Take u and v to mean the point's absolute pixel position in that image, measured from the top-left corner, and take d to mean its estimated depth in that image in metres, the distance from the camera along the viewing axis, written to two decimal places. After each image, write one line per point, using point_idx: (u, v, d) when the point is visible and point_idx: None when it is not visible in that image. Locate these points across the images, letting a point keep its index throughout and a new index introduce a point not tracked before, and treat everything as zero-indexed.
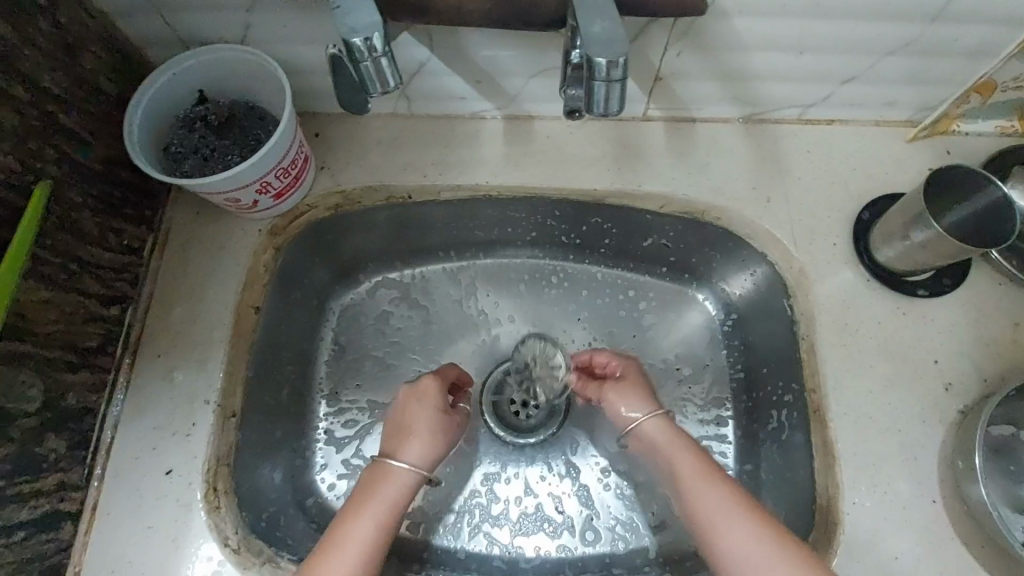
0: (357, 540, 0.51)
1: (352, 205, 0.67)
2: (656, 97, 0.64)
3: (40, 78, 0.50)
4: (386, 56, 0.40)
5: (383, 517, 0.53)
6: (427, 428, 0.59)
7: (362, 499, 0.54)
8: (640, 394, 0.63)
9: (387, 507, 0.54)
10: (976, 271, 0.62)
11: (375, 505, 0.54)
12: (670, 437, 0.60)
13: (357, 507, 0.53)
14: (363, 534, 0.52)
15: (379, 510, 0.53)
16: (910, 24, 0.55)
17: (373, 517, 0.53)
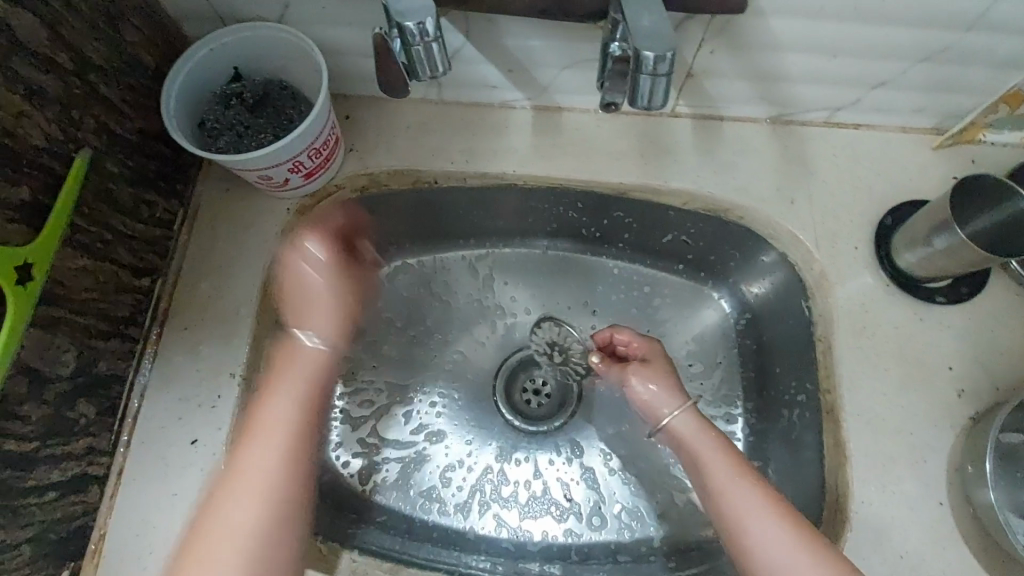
0: (258, 468, 0.53)
1: (379, 187, 0.67)
2: (685, 94, 0.64)
3: (85, 48, 0.50)
4: (437, 41, 0.41)
5: (298, 396, 0.58)
6: (331, 290, 0.65)
7: (267, 399, 0.57)
8: (666, 387, 0.61)
9: (294, 394, 0.58)
10: (995, 281, 0.62)
11: (282, 394, 0.57)
12: (698, 431, 0.58)
13: (253, 431, 0.55)
14: (260, 457, 0.54)
15: (291, 395, 0.58)
16: (946, 32, 0.55)
17: (273, 447, 0.54)
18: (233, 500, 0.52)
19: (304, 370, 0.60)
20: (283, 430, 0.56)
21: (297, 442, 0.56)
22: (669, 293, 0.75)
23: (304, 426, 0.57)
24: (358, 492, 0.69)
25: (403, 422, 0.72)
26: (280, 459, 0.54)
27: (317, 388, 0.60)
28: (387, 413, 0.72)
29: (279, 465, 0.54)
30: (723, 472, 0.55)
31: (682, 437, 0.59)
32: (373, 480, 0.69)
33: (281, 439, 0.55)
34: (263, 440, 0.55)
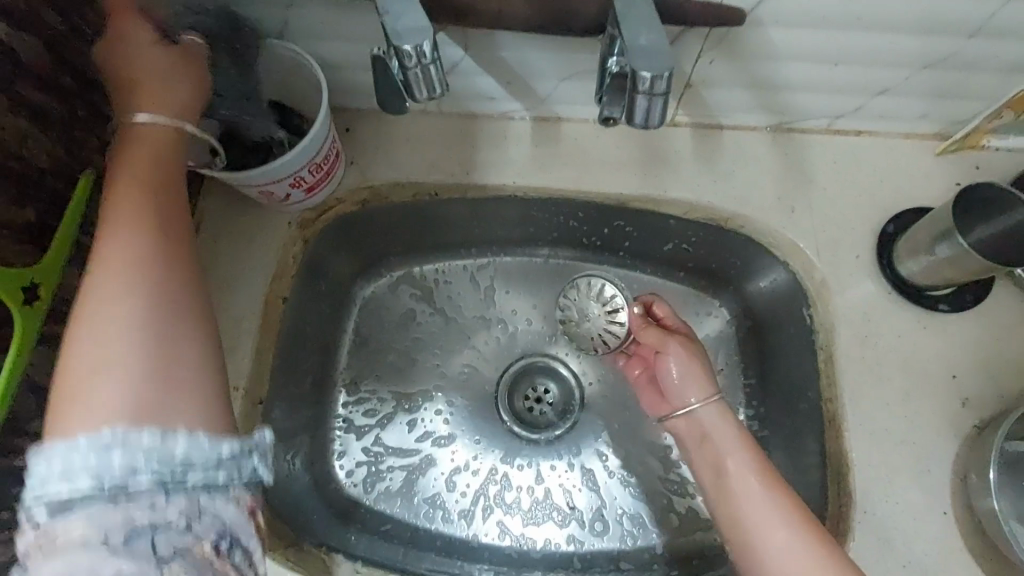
0: (118, 308, 0.39)
1: (380, 200, 0.68)
2: (685, 103, 0.64)
3: (87, 68, 0.51)
4: (435, 63, 0.42)
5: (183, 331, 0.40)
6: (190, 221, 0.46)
7: (108, 274, 0.40)
8: (696, 373, 0.61)
9: (140, 259, 0.42)
10: (1000, 288, 0.62)
11: (128, 266, 0.41)
12: (724, 427, 0.58)
13: (87, 322, 0.39)
14: (130, 274, 0.40)
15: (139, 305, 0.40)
16: (947, 39, 0.55)
17: (153, 296, 0.40)
18: (98, 342, 0.38)
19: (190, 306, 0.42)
20: (157, 260, 0.42)
21: (156, 265, 0.42)
22: (671, 301, 0.75)
23: (168, 264, 0.42)
24: (363, 500, 0.69)
25: (407, 431, 0.72)
26: (146, 293, 0.40)
27: (174, 264, 0.43)
28: (392, 421, 0.72)
29: (143, 322, 0.39)
30: (745, 472, 0.54)
31: (706, 429, 0.59)
32: (377, 489, 0.70)
33: (168, 283, 0.41)
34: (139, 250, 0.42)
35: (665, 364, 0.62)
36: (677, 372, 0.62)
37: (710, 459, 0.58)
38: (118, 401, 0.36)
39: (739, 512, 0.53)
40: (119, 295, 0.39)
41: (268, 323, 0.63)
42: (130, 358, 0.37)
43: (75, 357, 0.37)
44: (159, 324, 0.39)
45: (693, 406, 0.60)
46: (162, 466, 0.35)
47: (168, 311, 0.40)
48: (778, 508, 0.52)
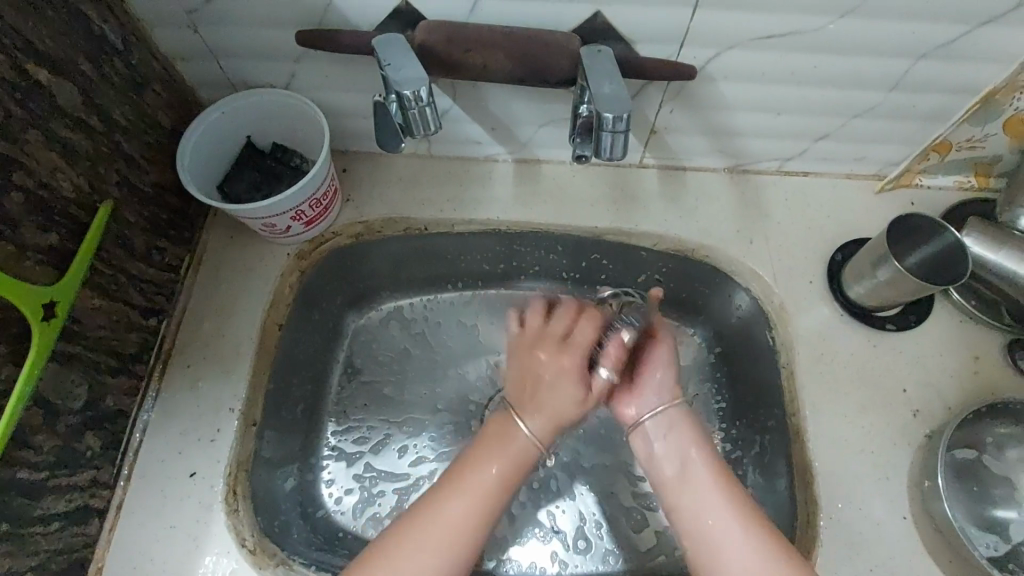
0: (458, 522, 0.54)
1: (373, 234, 0.73)
2: (651, 147, 0.72)
3: (112, 110, 0.57)
4: (430, 106, 0.48)
5: (477, 502, 0.55)
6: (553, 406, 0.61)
7: (472, 471, 0.57)
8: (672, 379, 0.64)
9: (509, 470, 0.57)
10: (939, 309, 0.68)
11: (488, 474, 0.57)
12: (685, 430, 0.61)
13: (457, 487, 0.56)
14: (474, 498, 0.55)
15: (470, 499, 0.55)
16: (871, 92, 0.63)
17: (473, 494, 0.56)
18: (433, 534, 0.53)
19: (512, 455, 0.58)
20: (489, 485, 0.56)
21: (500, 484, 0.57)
22: None
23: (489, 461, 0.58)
24: (351, 527, 0.69)
25: (397, 456, 0.73)
26: (481, 511, 0.55)
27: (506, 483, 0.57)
28: (380, 448, 0.73)
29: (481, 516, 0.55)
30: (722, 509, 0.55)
31: (669, 432, 0.61)
32: (368, 515, 0.70)
33: (482, 504, 0.55)
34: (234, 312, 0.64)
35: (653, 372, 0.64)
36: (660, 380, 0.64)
37: (674, 459, 0.60)
38: (412, 516, 0.55)
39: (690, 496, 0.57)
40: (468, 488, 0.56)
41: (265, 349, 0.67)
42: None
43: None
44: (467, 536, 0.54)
45: (663, 408, 0.62)
46: None
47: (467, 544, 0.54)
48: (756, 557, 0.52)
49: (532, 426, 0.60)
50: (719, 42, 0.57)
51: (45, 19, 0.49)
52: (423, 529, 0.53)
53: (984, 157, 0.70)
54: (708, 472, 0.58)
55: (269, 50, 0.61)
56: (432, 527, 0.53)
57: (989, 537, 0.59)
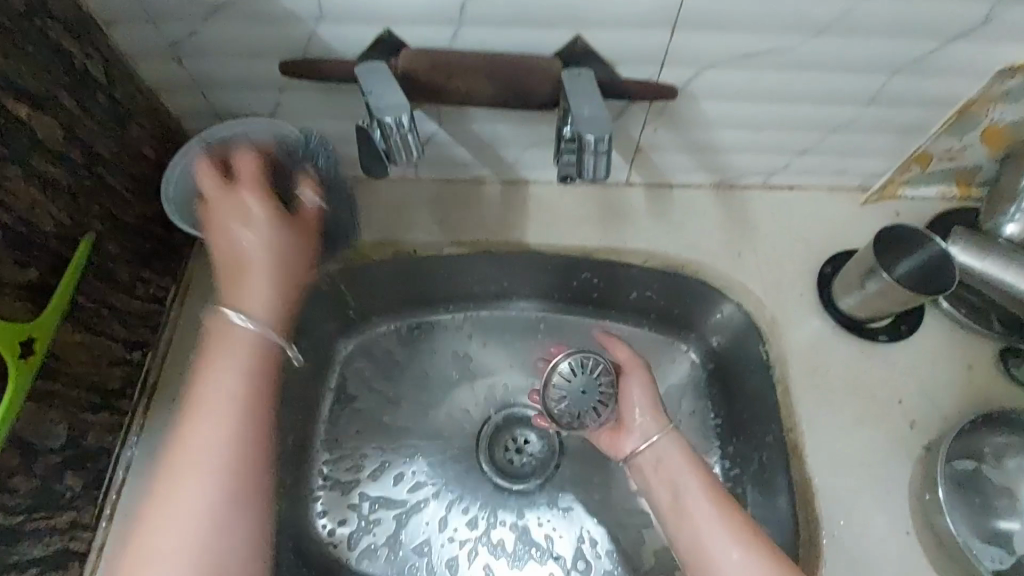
0: (196, 455, 0.53)
1: (361, 259, 0.72)
2: (636, 166, 0.72)
3: (95, 144, 0.56)
4: (412, 132, 0.48)
5: (218, 426, 0.54)
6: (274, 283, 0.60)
7: (202, 419, 0.54)
8: (653, 408, 0.66)
9: (236, 421, 0.54)
10: (930, 317, 0.68)
11: (218, 411, 0.54)
12: (680, 456, 0.63)
13: (178, 481, 0.52)
14: (205, 439, 0.53)
15: (193, 496, 0.52)
16: (850, 107, 0.64)
17: (177, 516, 0.51)
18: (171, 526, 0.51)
19: (242, 356, 0.57)
20: (216, 442, 0.53)
21: (256, 419, 0.55)
22: (643, 347, 0.78)
23: (261, 413, 0.56)
24: (346, 559, 0.69)
25: (392, 483, 0.72)
26: (201, 498, 0.52)
27: (254, 408, 0.56)
28: (374, 476, 0.72)
29: (232, 440, 0.54)
30: (715, 530, 0.57)
31: (664, 461, 0.63)
32: (362, 544, 0.69)
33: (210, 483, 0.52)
34: (224, 360, 0.57)
35: (630, 396, 0.67)
36: (638, 397, 0.67)
37: (664, 484, 0.63)
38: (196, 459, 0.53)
39: (687, 529, 0.59)
40: (230, 420, 0.54)
41: (209, 347, 0.58)
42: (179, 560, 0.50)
43: (163, 514, 0.51)
44: (218, 462, 0.53)
45: (653, 438, 0.64)
46: None
47: (239, 482, 0.54)
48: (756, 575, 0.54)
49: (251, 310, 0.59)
50: (698, 62, 0.58)
51: (24, 55, 0.49)
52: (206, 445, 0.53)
53: (965, 167, 0.71)
54: (704, 494, 0.59)
55: (252, 79, 0.61)
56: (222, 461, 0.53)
57: (993, 550, 0.58)
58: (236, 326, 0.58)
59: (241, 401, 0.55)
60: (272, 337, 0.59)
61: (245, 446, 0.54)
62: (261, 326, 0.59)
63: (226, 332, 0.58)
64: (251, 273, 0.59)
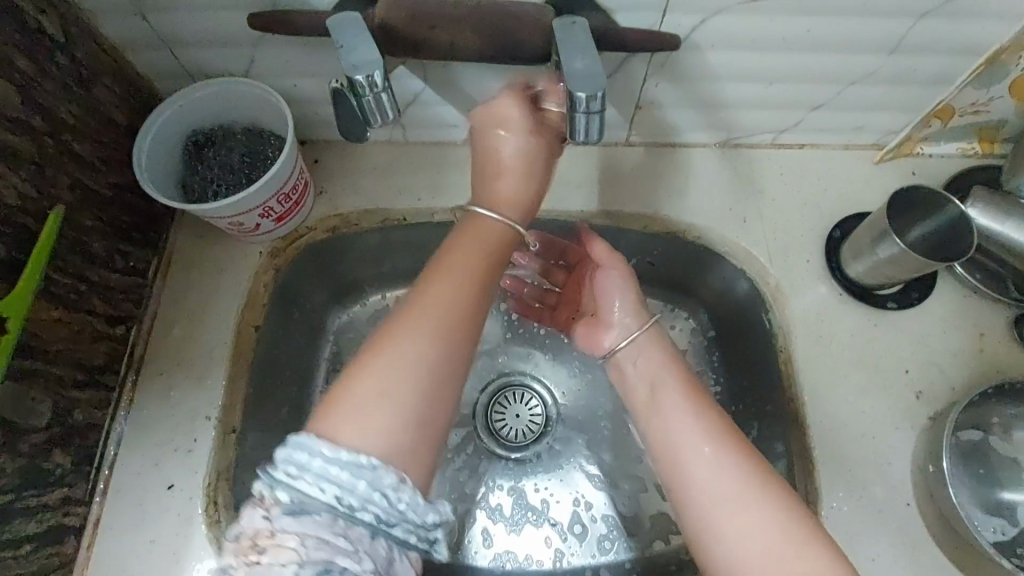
0: (431, 323, 0.48)
1: (350, 227, 0.69)
2: (637, 124, 0.68)
3: (58, 109, 0.53)
4: (386, 91, 0.44)
5: (452, 294, 0.50)
6: (523, 163, 0.60)
7: (445, 265, 0.52)
8: (633, 301, 0.60)
9: (474, 271, 0.52)
10: (943, 284, 0.65)
11: (460, 266, 0.52)
12: (660, 348, 0.58)
13: (405, 323, 0.48)
14: (444, 295, 0.50)
15: (422, 331, 0.47)
16: (869, 56, 0.59)
17: (429, 318, 0.48)
18: (400, 356, 0.46)
19: (485, 240, 0.56)
20: (450, 283, 0.51)
21: (488, 296, 0.52)
22: None
23: (489, 284, 0.53)
24: None
25: None
26: (432, 340, 0.47)
27: (486, 281, 0.53)
28: None
29: (456, 323, 0.49)
30: (691, 439, 0.51)
31: (643, 353, 0.58)
32: None
33: (450, 315, 0.49)
34: (467, 241, 0.55)
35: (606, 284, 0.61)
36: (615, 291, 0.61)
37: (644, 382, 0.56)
38: (423, 341, 0.47)
39: (660, 422, 0.53)
40: (467, 282, 0.51)
41: (463, 228, 0.56)
42: (406, 394, 0.45)
43: (384, 352, 0.47)
44: (444, 348, 0.48)
45: (634, 335, 0.58)
46: (387, 510, 0.41)
47: (458, 351, 0.48)
48: (729, 466, 0.49)
49: (496, 202, 0.59)
50: (703, 8, 0.53)
51: None
52: (440, 320, 0.48)
53: (988, 121, 0.66)
54: (680, 395, 0.54)
55: (223, 35, 0.57)
56: (458, 327, 0.49)
57: (996, 521, 0.58)
58: (481, 216, 0.57)
59: (460, 301, 0.50)
60: (515, 226, 0.58)
61: (470, 313, 0.50)
62: (506, 218, 0.58)
63: (478, 220, 0.57)
64: (505, 175, 0.60)
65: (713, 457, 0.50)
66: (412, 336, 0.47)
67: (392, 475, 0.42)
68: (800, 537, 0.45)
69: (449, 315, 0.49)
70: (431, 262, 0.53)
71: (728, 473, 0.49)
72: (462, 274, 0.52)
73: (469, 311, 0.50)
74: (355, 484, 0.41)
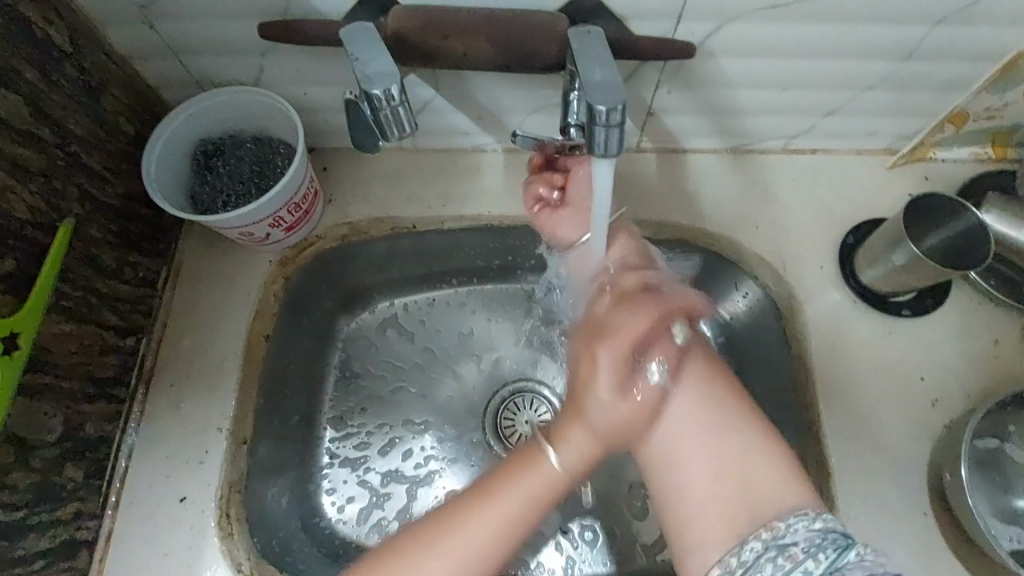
0: (474, 545, 0.48)
1: (360, 235, 0.68)
2: (648, 131, 0.67)
3: (66, 121, 0.52)
4: (402, 105, 0.44)
5: (494, 526, 0.49)
6: (613, 354, 0.53)
7: (508, 479, 0.50)
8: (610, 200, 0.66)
9: (526, 502, 0.50)
10: (957, 290, 0.65)
11: (517, 490, 0.50)
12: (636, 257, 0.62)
13: (445, 528, 0.49)
14: (495, 515, 0.49)
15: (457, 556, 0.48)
16: (884, 63, 0.58)
17: (479, 535, 0.48)
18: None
19: (540, 480, 0.50)
20: (503, 516, 0.49)
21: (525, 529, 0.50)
22: None
23: (535, 515, 0.50)
24: (354, 535, 0.67)
25: (399, 460, 0.71)
26: (469, 559, 0.48)
27: (536, 510, 0.50)
28: (381, 451, 0.71)
29: (493, 545, 0.49)
30: (632, 331, 0.54)
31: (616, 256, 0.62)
32: (372, 519, 0.69)
33: (472, 562, 0.48)
34: (527, 476, 0.51)
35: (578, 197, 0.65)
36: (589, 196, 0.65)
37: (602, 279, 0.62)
38: (462, 543, 0.48)
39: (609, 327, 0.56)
40: (516, 523, 0.50)
41: (519, 460, 0.52)
42: None
43: (431, 549, 0.48)
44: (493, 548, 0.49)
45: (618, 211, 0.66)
46: None
47: None
48: (664, 361, 0.52)
49: (568, 439, 0.51)
50: (718, 16, 0.53)
51: None
52: (480, 539, 0.48)
53: (1002, 127, 0.66)
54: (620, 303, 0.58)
55: (232, 44, 0.56)
56: (495, 550, 0.49)
57: (1012, 530, 0.57)
58: (544, 458, 0.51)
59: (502, 527, 0.49)
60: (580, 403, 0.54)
61: (501, 546, 0.49)
62: (565, 459, 0.51)
63: (538, 465, 0.51)
64: (607, 339, 0.54)
65: (650, 354, 0.52)
66: (436, 560, 0.48)
67: None
68: (740, 419, 0.50)
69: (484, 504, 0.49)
70: (491, 470, 0.52)
71: (673, 359, 0.52)
72: (510, 493, 0.50)
73: (505, 540, 0.49)
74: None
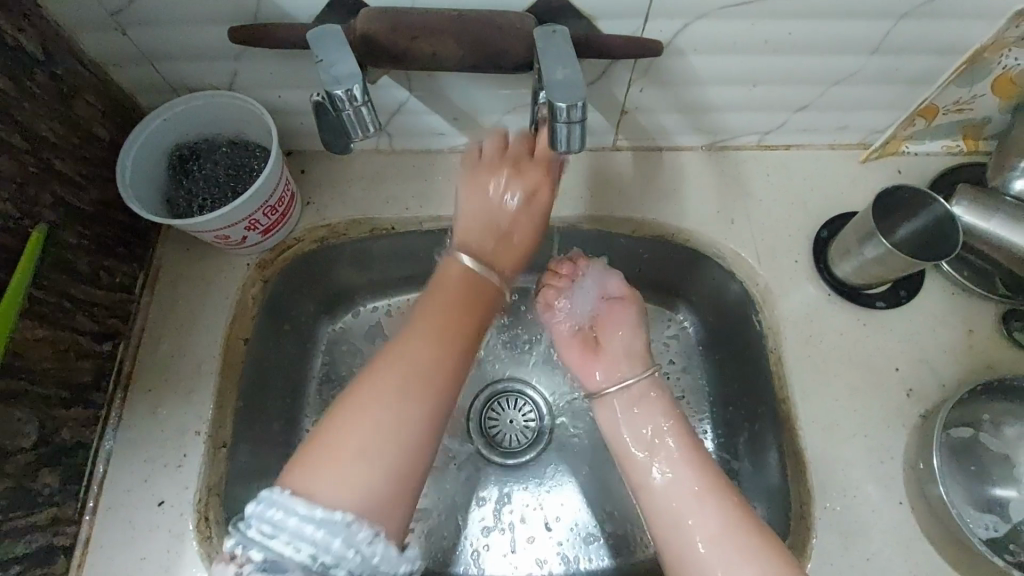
0: (387, 393, 0.50)
1: (338, 237, 0.69)
2: (623, 129, 0.68)
3: (38, 127, 0.53)
4: (367, 105, 0.44)
5: (394, 391, 0.50)
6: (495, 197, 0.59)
7: (391, 353, 0.52)
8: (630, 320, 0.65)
9: (411, 370, 0.51)
10: (930, 281, 0.66)
11: (400, 362, 0.52)
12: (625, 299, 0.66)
13: (364, 382, 0.51)
14: (400, 374, 0.51)
15: (367, 418, 0.49)
16: (851, 57, 0.59)
17: (392, 386, 0.50)
18: (355, 427, 0.48)
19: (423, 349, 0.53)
20: (402, 373, 0.51)
21: (427, 395, 0.51)
22: None
23: (438, 376, 0.52)
24: None
25: None
26: (374, 416, 0.49)
27: (434, 377, 0.52)
28: None
29: (394, 414, 0.49)
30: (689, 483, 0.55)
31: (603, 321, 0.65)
32: None
33: (381, 413, 0.49)
34: (437, 298, 0.56)
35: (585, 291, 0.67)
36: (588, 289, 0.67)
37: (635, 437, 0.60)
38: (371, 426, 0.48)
39: (661, 466, 0.57)
40: (418, 371, 0.51)
41: (393, 345, 0.53)
42: (359, 453, 0.47)
43: (364, 387, 0.50)
44: (420, 390, 0.51)
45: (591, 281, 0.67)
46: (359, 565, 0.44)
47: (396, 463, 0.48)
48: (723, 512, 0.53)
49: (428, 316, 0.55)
50: (685, 14, 0.53)
51: None
52: (374, 394, 0.50)
53: (972, 119, 0.66)
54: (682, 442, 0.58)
55: (203, 49, 0.57)
56: (387, 420, 0.49)
57: (987, 518, 0.58)
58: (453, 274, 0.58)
59: (401, 381, 0.51)
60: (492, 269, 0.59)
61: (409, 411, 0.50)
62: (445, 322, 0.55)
63: (411, 334, 0.53)
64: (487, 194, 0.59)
65: (697, 501, 0.54)
66: (350, 438, 0.48)
67: (365, 530, 0.45)
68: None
69: (399, 377, 0.51)
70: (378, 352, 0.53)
71: (708, 537, 0.53)
72: (412, 360, 0.52)
73: (409, 407, 0.50)
74: (328, 544, 0.43)
